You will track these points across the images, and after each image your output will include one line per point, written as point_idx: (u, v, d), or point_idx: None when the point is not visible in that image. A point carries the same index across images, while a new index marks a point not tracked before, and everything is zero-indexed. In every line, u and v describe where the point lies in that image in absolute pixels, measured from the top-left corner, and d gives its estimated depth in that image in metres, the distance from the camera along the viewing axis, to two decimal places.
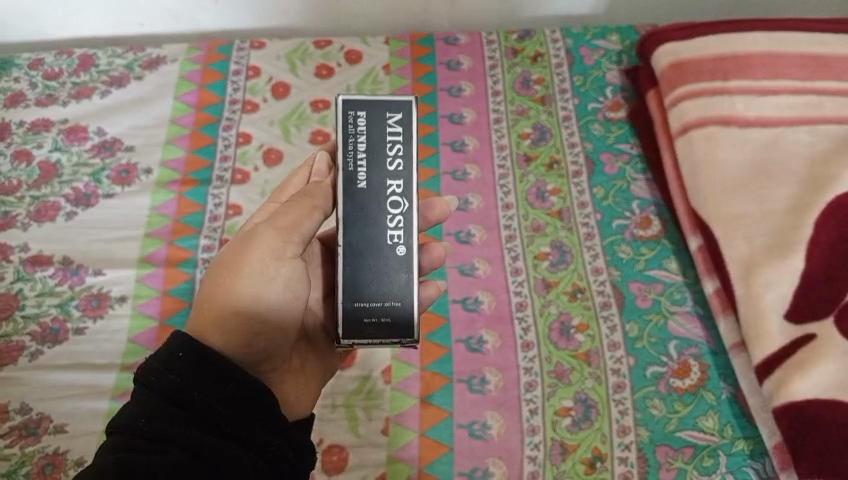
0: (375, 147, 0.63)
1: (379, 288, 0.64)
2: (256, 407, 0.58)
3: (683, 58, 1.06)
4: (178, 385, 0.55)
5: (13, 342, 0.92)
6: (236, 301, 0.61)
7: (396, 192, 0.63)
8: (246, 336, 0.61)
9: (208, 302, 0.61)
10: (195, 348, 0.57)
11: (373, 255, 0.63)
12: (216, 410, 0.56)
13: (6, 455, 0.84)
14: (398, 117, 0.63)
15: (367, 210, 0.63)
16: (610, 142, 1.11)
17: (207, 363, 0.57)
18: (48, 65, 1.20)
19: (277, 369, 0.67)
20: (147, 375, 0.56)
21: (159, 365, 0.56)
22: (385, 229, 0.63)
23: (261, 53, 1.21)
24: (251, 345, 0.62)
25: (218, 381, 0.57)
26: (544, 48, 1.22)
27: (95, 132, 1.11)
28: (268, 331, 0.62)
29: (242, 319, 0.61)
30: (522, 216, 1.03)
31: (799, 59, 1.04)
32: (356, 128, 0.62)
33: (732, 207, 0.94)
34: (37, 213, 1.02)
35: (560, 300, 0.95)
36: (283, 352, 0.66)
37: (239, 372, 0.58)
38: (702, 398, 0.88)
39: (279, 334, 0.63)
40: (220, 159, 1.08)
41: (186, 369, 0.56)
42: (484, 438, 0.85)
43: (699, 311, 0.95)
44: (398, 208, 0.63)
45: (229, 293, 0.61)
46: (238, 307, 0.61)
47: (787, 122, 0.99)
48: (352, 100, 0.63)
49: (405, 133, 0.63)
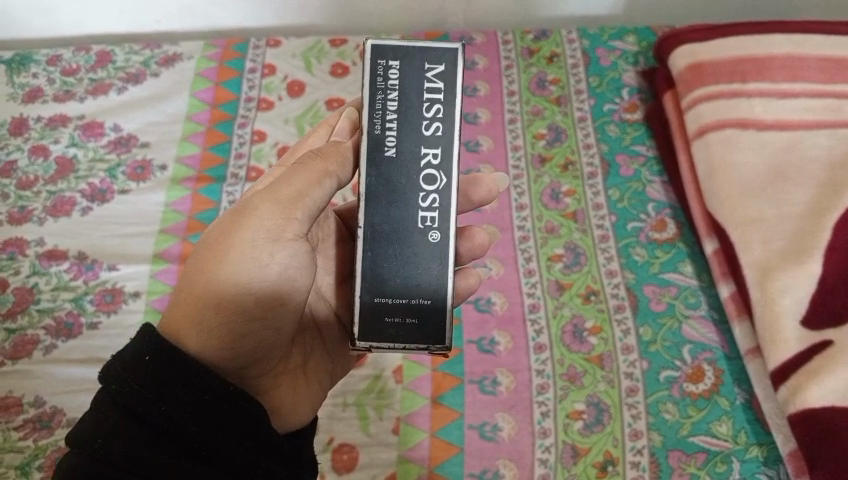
0: (409, 108, 0.61)
1: (405, 282, 0.63)
2: (236, 421, 0.55)
3: (701, 59, 1.05)
4: (142, 397, 0.52)
5: (28, 335, 0.93)
6: (222, 289, 0.58)
7: (431, 164, 0.62)
8: (233, 334, 0.59)
9: (192, 287, 0.58)
10: (165, 352, 0.54)
11: (401, 242, 0.63)
12: (187, 426, 0.52)
13: (20, 448, 0.85)
14: (438, 70, 0.61)
15: (397, 184, 0.62)
16: (627, 144, 1.10)
17: (182, 371, 0.54)
18: (65, 61, 1.21)
19: (267, 374, 0.65)
20: (111, 383, 0.53)
21: (127, 372, 0.53)
22: (416, 209, 0.62)
23: (277, 51, 1.22)
24: (237, 342, 0.59)
25: (191, 391, 0.53)
26: (561, 48, 1.22)
27: (111, 128, 1.12)
28: (257, 324, 0.60)
29: (229, 309, 0.58)
30: (536, 217, 1.02)
31: (819, 61, 1.02)
32: (387, 82, 0.61)
33: (749, 210, 0.93)
34: (53, 208, 1.03)
35: (573, 302, 0.95)
36: (274, 350, 0.63)
37: (217, 381, 0.55)
38: (716, 404, 0.87)
39: (269, 328, 0.61)
40: (235, 156, 1.08)
41: (155, 378, 0.53)
42: (495, 440, 0.85)
43: (714, 316, 0.94)
44: (435, 184, 0.62)
45: (217, 278, 0.58)
46: (224, 298, 0.58)
47: (806, 126, 0.98)
48: (383, 47, 0.61)
49: (443, 92, 0.61)
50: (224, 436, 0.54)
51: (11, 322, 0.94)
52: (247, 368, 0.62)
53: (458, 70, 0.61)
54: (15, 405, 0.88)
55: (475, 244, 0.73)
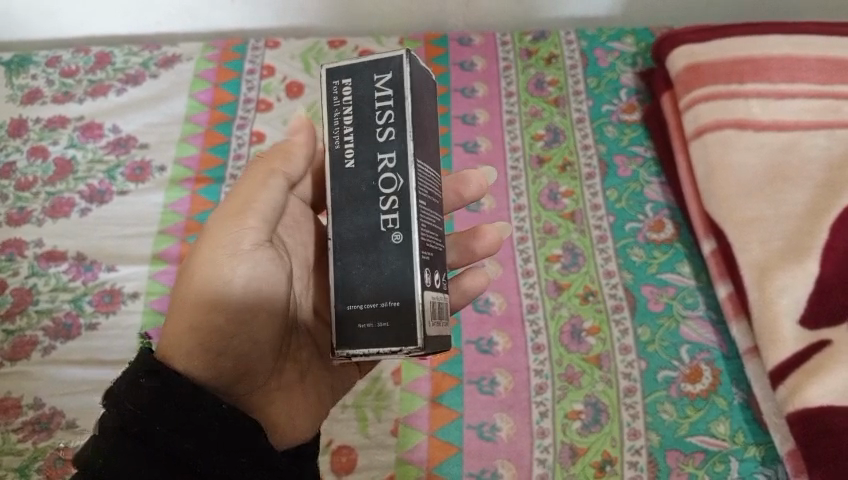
0: (363, 118, 0.57)
1: (374, 287, 0.56)
2: (229, 437, 0.54)
3: (699, 60, 1.06)
4: (138, 416, 0.52)
5: (27, 336, 0.93)
6: (194, 311, 0.57)
7: (388, 168, 0.56)
8: (209, 353, 0.58)
9: (172, 314, 0.59)
10: (157, 371, 0.54)
11: (367, 249, 0.57)
12: (184, 443, 0.52)
13: (19, 449, 0.85)
14: (387, 78, 0.57)
15: (357, 193, 0.57)
16: (625, 144, 1.10)
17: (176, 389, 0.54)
18: (64, 62, 1.21)
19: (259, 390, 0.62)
20: (108, 407, 0.53)
21: (123, 395, 0.53)
22: (378, 214, 0.57)
23: (276, 52, 1.22)
24: (216, 363, 0.58)
25: (186, 409, 0.53)
26: (559, 49, 1.22)
27: (110, 129, 1.12)
28: (233, 341, 0.58)
29: (200, 330, 0.57)
30: (535, 218, 1.02)
31: (816, 62, 1.03)
32: (342, 99, 0.58)
33: (747, 210, 0.93)
34: (51, 209, 1.03)
35: (571, 302, 0.95)
36: (261, 367, 0.61)
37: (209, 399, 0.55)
38: (713, 404, 0.87)
39: (247, 344, 0.59)
40: (233, 157, 1.09)
41: (152, 397, 0.53)
42: (494, 440, 0.85)
43: (712, 316, 0.94)
44: (392, 186, 0.56)
45: (187, 303, 0.58)
46: (196, 322, 0.57)
47: (804, 126, 0.98)
48: (337, 68, 0.58)
49: (394, 97, 0.56)
50: (220, 451, 0.53)
51: (10, 323, 0.94)
52: (237, 387, 0.60)
53: (406, 72, 0.56)
54: (14, 407, 0.88)
55: (489, 243, 0.77)
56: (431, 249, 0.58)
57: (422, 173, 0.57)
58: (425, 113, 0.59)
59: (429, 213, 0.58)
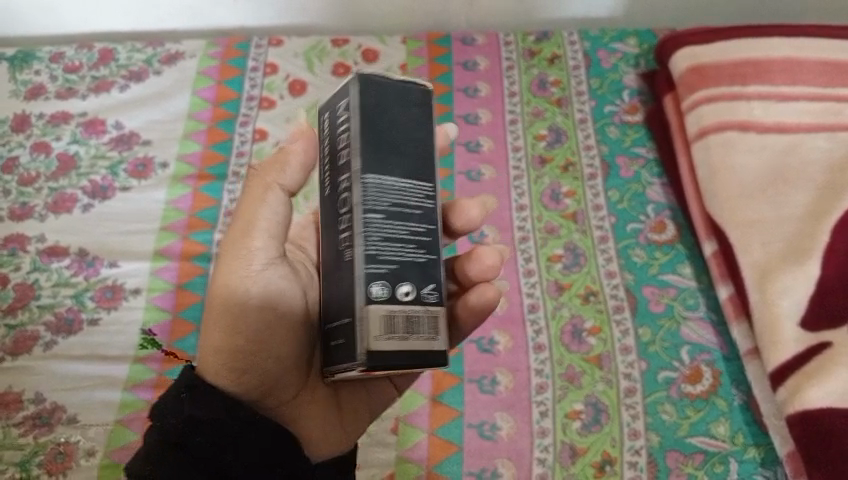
0: (333, 144, 0.54)
1: (338, 309, 0.52)
2: (263, 447, 0.55)
3: (702, 61, 1.06)
4: (181, 428, 0.53)
5: (28, 331, 0.93)
6: (214, 333, 0.56)
7: (345, 188, 0.51)
8: (233, 374, 0.56)
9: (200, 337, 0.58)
10: (199, 387, 0.55)
11: (335, 272, 0.53)
12: (224, 454, 0.53)
13: (20, 444, 0.85)
14: (345, 99, 0.53)
15: (330, 217, 0.54)
16: (627, 145, 1.10)
17: (217, 403, 0.54)
18: (67, 58, 1.21)
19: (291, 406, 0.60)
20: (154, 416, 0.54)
21: (167, 406, 0.54)
22: (340, 236, 0.52)
23: (279, 50, 1.22)
24: (242, 382, 0.56)
25: (226, 423, 0.54)
26: (562, 50, 1.22)
27: (113, 125, 1.12)
28: (255, 360, 0.56)
29: (222, 351, 0.56)
30: (536, 218, 1.03)
31: (818, 64, 1.03)
32: (323, 130, 0.56)
33: (749, 212, 0.93)
34: (54, 205, 1.04)
35: (572, 302, 0.95)
36: (287, 381, 0.59)
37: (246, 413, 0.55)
38: (714, 405, 0.87)
39: (269, 361, 0.57)
40: (236, 155, 1.09)
41: (195, 412, 0.53)
42: (494, 439, 0.85)
43: (713, 317, 0.94)
44: (347, 206, 0.51)
45: (209, 324, 0.57)
46: (218, 345, 0.56)
47: (806, 128, 0.99)
48: (323, 101, 0.57)
49: (348, 115, 0.52)
50: (256, 460, 0.54)
51: (12, 318, 0.94)
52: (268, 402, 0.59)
53: (355, 89, 0.51)
54: (15, 401, 0.88)
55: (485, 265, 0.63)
56: (393, 261, 0.50)
57: (378, 188, 0.50)
58: (390, 124, 0.52)
59: (393, 226, 0.50)
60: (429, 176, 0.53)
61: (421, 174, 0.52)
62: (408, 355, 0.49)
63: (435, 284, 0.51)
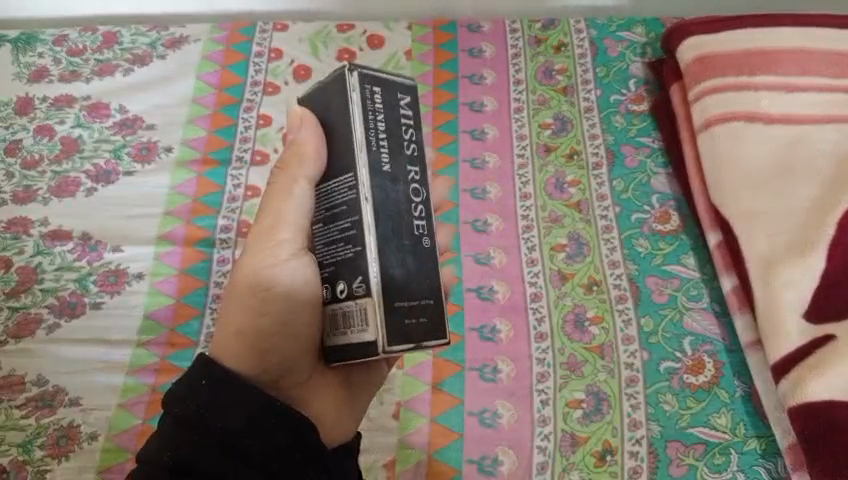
0: None
1: None
2: (279, 433, 0.54)
3: (710, 51, 1.05)
4: (201, 413, 0.52)
5: (32, 314, 0.93)
6: (244, 318, 0.58)
7: None
8: (253, 354, 0.58)
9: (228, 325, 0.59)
10: (219, 375, 0.54)
11: None
12: (240, 442, 0.52)
13: (22, 425, 0.86)
14: None
15: None
16: (632, 135, 1.10)
17: (230, 389, 0.54)
18: (71, 42, 1.20)
19: (302, 386, 0.61)
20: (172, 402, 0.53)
21: (183, 394, 0.53)
22: None
23: (283, 35, 1.21)
24: (264, 364, 0.58)
25: (242, 408, 0.53)
26: (569, 38, 1.21)
27: (117, 109, 1.12)
28: (280, 342, 0.58)
29: (245, 333, 0.58)
30: (541, 207, 1.02)
31: (827, 55, 1.03)
32: None
33: (753, 203, 0.93)
34: (57, 188, 1.03)
35: (575, 292, 0.95)
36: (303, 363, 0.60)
37: (264, 399, 0.54)
38: (715, 396, 0.87)
39: (290, 340, 0.58)
40: (240, 140, 1.08)
41: (209, 400, 0.53)
42: (494, 426, 0.85)
43: (716, 308, 0.94)
44: None
45: (242, 310, 0.59)
46: (242, 326, 0.58)
47: (813, 120, 0.98)
48: None
49: None
50: (275, 447, 0.53)
51: (15, 300, 0.94)
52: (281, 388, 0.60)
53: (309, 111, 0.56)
54: (17, 383, 0.88)
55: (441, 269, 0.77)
56: (331, 262, 0.53)
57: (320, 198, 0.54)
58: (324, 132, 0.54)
59: (328, 229, 0.53)
60: (351, 167, 0.52)
61: (345, 167, 0.52)
62: (347, 346, 0.52)
63: (363, 276, 0.51)
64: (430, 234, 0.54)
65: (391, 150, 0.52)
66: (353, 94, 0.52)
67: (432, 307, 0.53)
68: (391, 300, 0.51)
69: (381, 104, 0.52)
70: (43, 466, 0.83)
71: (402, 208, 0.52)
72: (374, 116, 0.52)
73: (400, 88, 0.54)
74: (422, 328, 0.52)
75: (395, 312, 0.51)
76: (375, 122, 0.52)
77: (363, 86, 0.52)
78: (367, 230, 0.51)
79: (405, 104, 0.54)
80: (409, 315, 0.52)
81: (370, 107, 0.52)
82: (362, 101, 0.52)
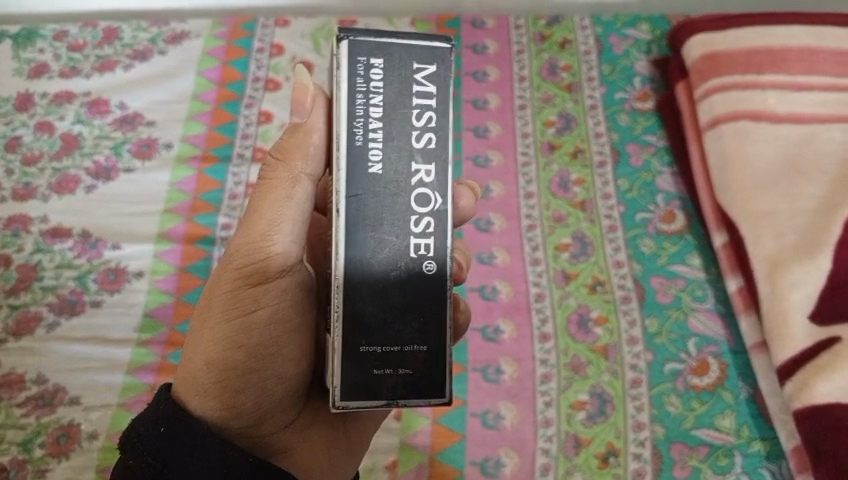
0: None
1: None
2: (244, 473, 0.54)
3: (717, 49, 1.04)
4: (158, 469, 0.52)
5: (31, 312, 0.92)
6: (214, 353, 0.57)
7: None
8: (226, 391, 0.57)
9: (194, 364, 0.58)
10: (178, 421, 0.54)
11: None
12: None
13: (22, 424, 0.85)
14: None
15: None
16: (637, 133, 1.08)
17: (196, 455, 0.53)
18: (72, 37, 1.19)
19: (285, 430, 0.62)
20: (128, 454, 0.52)
21: (140, 445, 0.52)
22: None
23: (285, 31, 1.20)
24: (236, 406, 0.58)
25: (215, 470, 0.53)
26: (573, 35, 1.20)
27: (117, 105, 1.11)
28: (258, 376, 0.58)
29: (217, 364, 0.57)
30: (544, 206, 1.01)
31: (835, 54, 1.02)
32: None
33: (759, 204, 0.92)
34: (57, 185, 1.03)
35: (579, 292, 0.94)
36: (285, 410, 0.61)
37: (235, 453, 0.54)
38: (720, 397, 0.87)
39: (270, 378, 0.59)
40: (241, 137, 1.07)
41: (167, 453, 0.52)
42: (497, 428, 0.84)
43: (721, 309, 0.93)
44: None
45: (211, 343, 0.57)
46: (211, 360, 0.57)
47: (820, 120, 0.97)
48: None
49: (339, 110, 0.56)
50: None
51: (15, 298, 0.93)
52: (275, 446, 0.62)
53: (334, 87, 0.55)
54: (17, 382, 0.88)
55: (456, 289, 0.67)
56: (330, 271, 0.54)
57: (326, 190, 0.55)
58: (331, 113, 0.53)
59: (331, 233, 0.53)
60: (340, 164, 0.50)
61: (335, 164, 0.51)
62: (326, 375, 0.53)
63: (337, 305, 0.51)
64: (434, 254, 0.51)
65: (385, 143, 0.49)
66: (342, 69, 0.49)
67: (416, 353, 0.51)
68: (358, 339, 0.51)
69: (380, 80, 0.49)
70: (43, 466, 0.83)
71: (396, 223, 0.50)
72: (367, 98, 0.49)
73: (417, 58, 0.49)
74: (399, 378, 0.51)
75: (356, 358, 0.51)
76: (366, 107, 0.49)
77: (358, 59, 0.49)
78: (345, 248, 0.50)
79: (421, 78, 0.50)
80: (383, 360, 0.51)
81: (363, 86, 0.49)
82: (354, 78, 0.49)
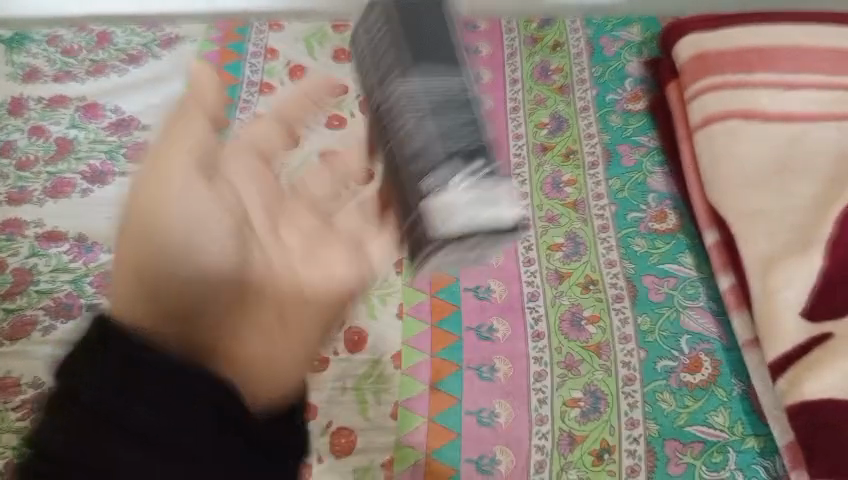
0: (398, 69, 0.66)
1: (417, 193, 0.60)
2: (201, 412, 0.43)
3: (707, 50, 1.05)
4: (87, 389, 0.43)
5: (26, 315, 0.93)
6: (136, 256, 0.50)
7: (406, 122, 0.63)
8: (145, 301, 0.50)
9: (124, 275, 0.51)
10: (119, 336, 0.45)
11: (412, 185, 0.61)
12: (159, 426, 0.43)
13: (18, 427, 0.85)
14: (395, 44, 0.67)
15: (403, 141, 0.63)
16: (629, 134, 1.09)
17: (146, 382, 0.43)
18: (66, 42, 1.20)
19: (219, 335, 0.50)
20: (57, 369, 0.45)
21: (82, 361, 0.44)
22: (407, 140, 0.62)
23: (279, 35, 1.21)
24: (154, 297, 0.50)
25: (160, 391, 0.43)
26: (565, 37, 1.21)
27: (112, 110, 1.11)
28: (201, 302, 0.51)
29: (143, 271, 0.50)
30: (538, 206, 1.02)
31: (822, 54, 1.03)
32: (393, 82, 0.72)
33: (751, 202, 0.93)
34: (52, 189, 1.03)
35: (572, 291, 0.95)
36: (223, 304, 0.50)
37: (184, 366, 0.44)
38: (713, 394, 0.87)
39: (189, 273, 0.50)
40: None
41: (110, 370, 0.44)
42: (492, 425, 0.85)
43: (714, 307, 0.94)
44: (409, 128, 0.62)
45: (138, 250, 0.50)
46: (138, 271, 0.50)
47: (808, 119, 0.99)
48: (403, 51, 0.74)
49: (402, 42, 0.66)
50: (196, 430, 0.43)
51: (10, 302, 0.93)
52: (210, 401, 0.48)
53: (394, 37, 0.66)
54: (12, 386, 0.88)
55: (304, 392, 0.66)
56: (458, 130, 0.62)
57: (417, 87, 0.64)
58: (424, 34, 0.66)
59: (447, 112, 0.63)
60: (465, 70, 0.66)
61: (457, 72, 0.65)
62: (470, 229, 0.60)
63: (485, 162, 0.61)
64: None
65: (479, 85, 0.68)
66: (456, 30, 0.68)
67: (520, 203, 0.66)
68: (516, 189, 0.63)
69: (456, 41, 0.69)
70: None
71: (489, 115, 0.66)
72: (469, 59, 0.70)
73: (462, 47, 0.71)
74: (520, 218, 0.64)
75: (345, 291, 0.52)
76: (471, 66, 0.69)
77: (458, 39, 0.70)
78: (431, 191, 0.60)
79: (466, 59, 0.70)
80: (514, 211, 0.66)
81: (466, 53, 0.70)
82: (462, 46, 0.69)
